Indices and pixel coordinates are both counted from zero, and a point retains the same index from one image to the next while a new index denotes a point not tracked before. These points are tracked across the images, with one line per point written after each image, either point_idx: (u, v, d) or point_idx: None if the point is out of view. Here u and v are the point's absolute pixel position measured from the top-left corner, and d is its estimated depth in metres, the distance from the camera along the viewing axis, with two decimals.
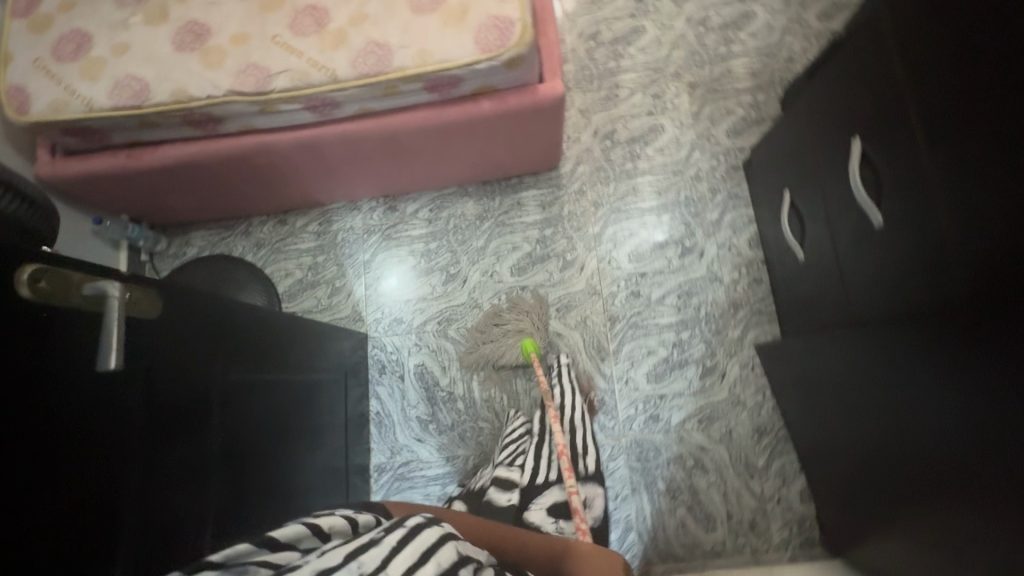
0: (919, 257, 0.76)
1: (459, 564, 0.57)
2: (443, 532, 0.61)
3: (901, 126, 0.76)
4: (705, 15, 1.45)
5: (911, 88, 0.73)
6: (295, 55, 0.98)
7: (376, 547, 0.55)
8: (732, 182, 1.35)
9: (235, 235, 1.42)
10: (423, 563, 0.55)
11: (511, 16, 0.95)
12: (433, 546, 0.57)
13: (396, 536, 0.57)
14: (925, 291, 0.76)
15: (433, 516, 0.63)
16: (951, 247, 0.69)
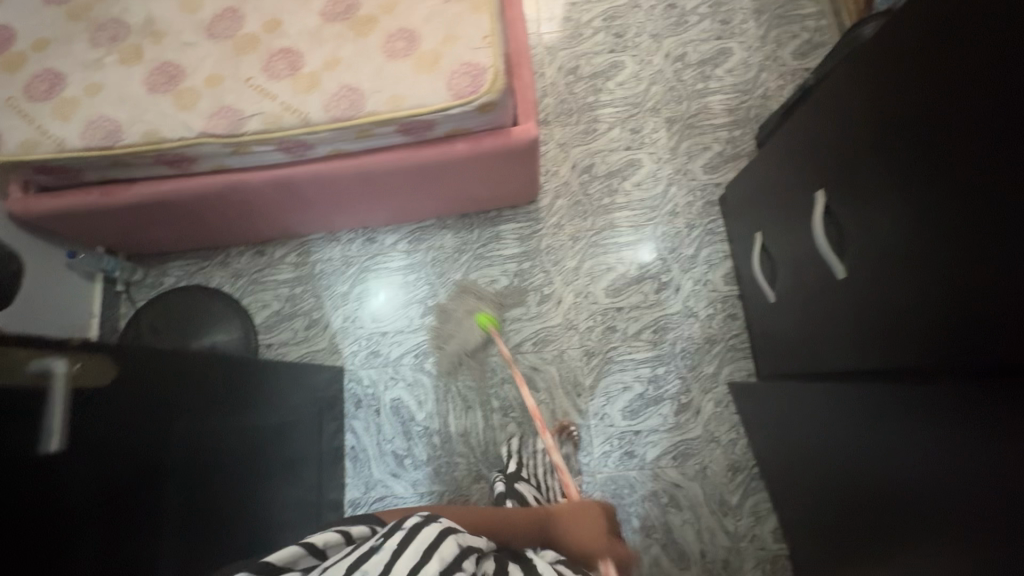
0: (900, 298, 0.74)
1: (461, 557, 0.62)
2: (443, 527, 0.64)
3: (894, 149, 0.71)
4: (683, 51, 1.47)
5: (903, 110, 0.68)
6: (268, 99, 0.98)
7: (377, 555, 0.59)
8: (708, 218, 1.36)
9: (212, 265, 1.42)
10: (427, 561, 0.59)
11: (483, 63, 0.96)
12: (437, 542, 0.61)
13: (396, 539, 0.61)
14: (906, 331, 0.74)
15: (432, 512, 0.66)
16: (949, 278, 0.65)
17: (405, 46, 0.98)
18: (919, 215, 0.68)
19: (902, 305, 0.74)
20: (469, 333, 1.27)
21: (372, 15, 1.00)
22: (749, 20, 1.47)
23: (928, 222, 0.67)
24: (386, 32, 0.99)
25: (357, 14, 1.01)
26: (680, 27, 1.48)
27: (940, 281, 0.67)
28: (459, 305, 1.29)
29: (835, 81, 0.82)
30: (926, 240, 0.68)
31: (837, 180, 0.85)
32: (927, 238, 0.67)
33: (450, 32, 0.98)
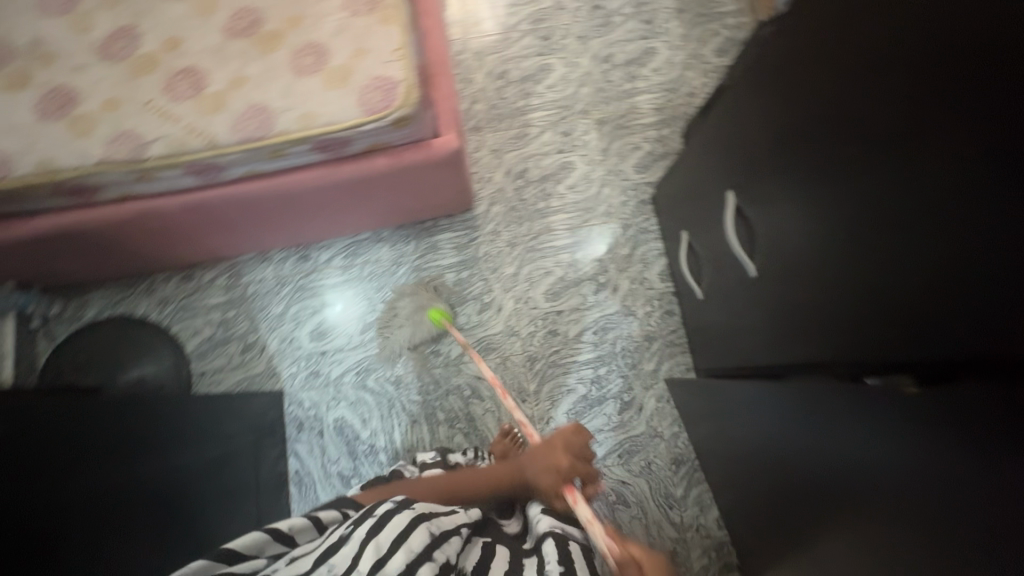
0: (862, 295, 0.65)
1: (432, 546, 0.71)
2: (415, 515, 0.73)
3: (846, 129, 0.62)
4: (610, 52, 1.48)
5: (862, 86, 0.59)
6: (172, 122, 0.94)
7: (346, 546, 0.69)
8: (642, 217, 1.38)
9: (137, 293, 1.36)
10: (394, 552, 0.68)
11: (394, 77, 0.94)
12: (408, 530, 0.71)
13: (365, 529, 0.70)
14: (869, 332, 0.65)
15: (406, 498, 0.76)
16: (914, 275, 0.56)
17: (314, 61, 0.95)
18: (879, 199, 0.59)
19: (863, 304, 0.65)
20: (421, 328, 1.31)
21: (278, 30, 0.97)
22: (671, 19, 1.50)
23: (892, 205, 0.57)
24: (294, 47, 0.96)
25: (262, 29, 0.97)
26: (605, 28, 1.49)
27: (909, 273, 0.57)
28: (408, 304, 1.32)
29: (745, 80, 0.83)
30: (889, 226, 0.58)
31: (765, 173, 0.81)
32: (890, 225, 0.58)
33: (360, 47, 0.96)
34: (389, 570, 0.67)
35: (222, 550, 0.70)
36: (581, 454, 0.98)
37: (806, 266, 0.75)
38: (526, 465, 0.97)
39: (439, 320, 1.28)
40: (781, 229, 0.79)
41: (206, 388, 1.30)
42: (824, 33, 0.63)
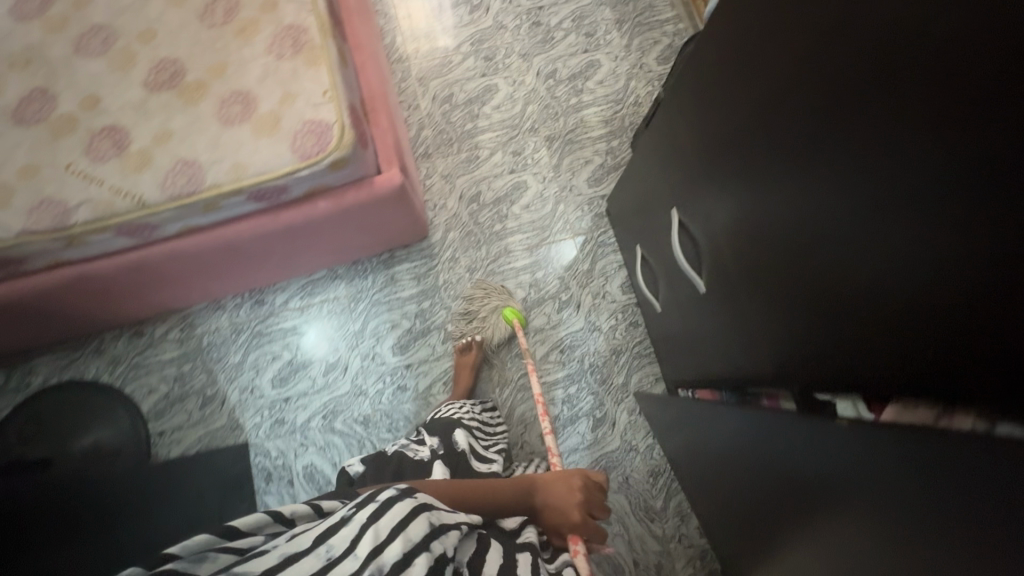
0: (828, 299, 0.57)
1: (431, 537, 0.58)
2: (417, 503, 0.60)
3: (790, 133, 0.56)
4: (553, 68, 1.48)
5: (806, 85, 0.52)
6: (95, 184, 0.90)
7: (346, 528, 0.58)
8: (600, 230, 1.38)
9: (86, 355, 1.30)
10: (392, 539, 0.56)
11: (327, 119, 0.92)
12: (408, 516, 0.58)
13: (367, 512, 0.58)
14: (838, 338, 0.58)
15: (410, 484, 0.63)
16: (882, 288, 0.50)
17: (241, 110, 0.93)
18: (838, 190, 0.51)
19: (829, 308, 0.58)
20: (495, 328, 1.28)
21: (201, 80, 0.94)
22: (611, 30, 1.51)
23: (853, 196, 0.50)
24: (219, 97, 0.93)
25: (185, 80, 0.94)
26: (547, 44, 1.49)
27: (882, 270, 0.49)
28: (482, 305, 1.29)
29: (675, 99, 0.82)
30: (854, 218, 0.50)
31: (705, 184, 0.78)
32: (853, 219, 0.51)
33: (287, 91, 0.93)
34: (385, 558, 0.54)
35: (227, 526, 0.57)
36: (599, 510, 0.87)
37: (761, 270, 0.68)
38: (542, 486, 0.85)
39: (512, 321, 1.26)
40: (722, 244, 0.77)
41: (166, 447, 1.25)
42: (756, 18, 0.57)
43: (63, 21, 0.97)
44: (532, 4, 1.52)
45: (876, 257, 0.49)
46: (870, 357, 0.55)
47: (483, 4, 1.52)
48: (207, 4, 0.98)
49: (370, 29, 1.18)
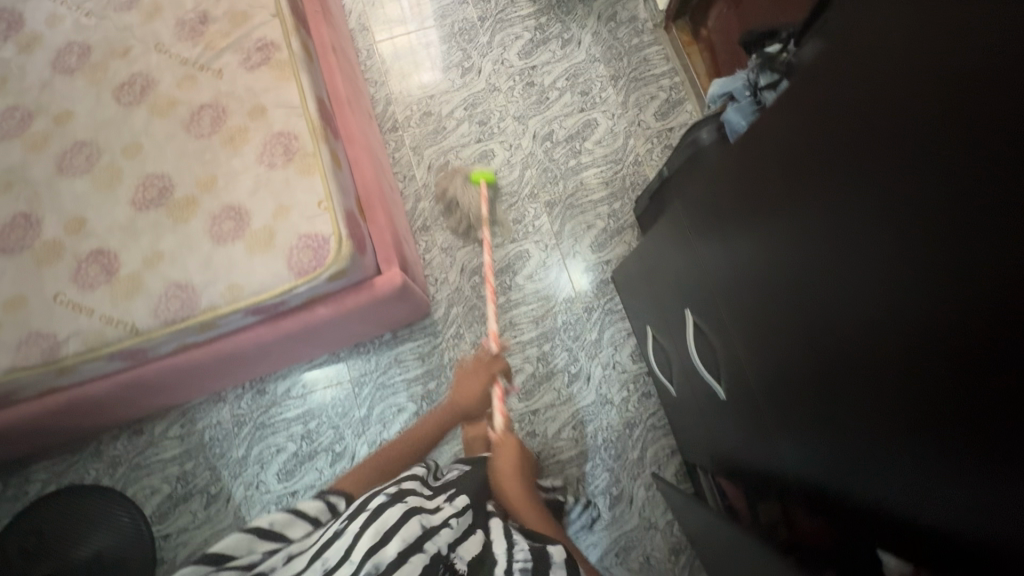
0: (822, 342, 0.52)
1: (424, 537, 0.65)
2: (406, 508, 0.68)
3: (782, 176, 0.52)
4: (550, 129, 1.45)
5: (797, 127, 0.48)
6: (85, 314, 0.86)
7: (340, 540, 0.63)
8: (606, 297, 1.34)
9: (86, 456, 1.26)
10: (388, 540, 0.62)
11: (323, 232, 0.89)
12: (400, 520, 0.65)
13: (359, 522, 0.65)
14: (831, 389, 0.53)
15: (398, 492, 0.72)
16: (875, 339, 0.45)
17: (234, 227, 0.89)
18: (830, 230, 0.47)
19: (818, 356, 0.53)
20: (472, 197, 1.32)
21: (191, 195, 0.91)
22: (606, 87, 1.48)
23: (843, 234, 0.45)
24: (210, 213, 0.90)
25: (173, 196, 0.91)
26: (542, 105, 1.46)
27: (876, 311, 0.44)
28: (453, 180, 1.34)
29: (688, 217, 0.79)
30: (845, 259, 0.46)
31: (718, 305, 0.75)
32: (844, 259, 0.46)
33: (281, 203, 0.90)
34: (382, 556, 0.61)
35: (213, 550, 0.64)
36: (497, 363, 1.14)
37: (758, 314, 0.63)
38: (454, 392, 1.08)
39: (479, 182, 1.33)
40: (740, 359, 0.72)
41: (172, 552, 1.20)
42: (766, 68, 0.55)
43: (44, 140, 0.93)
44: (524, 63, 1.49)
45: (866, 301, 0.45)
46: (862, 413, 0.49)
47: (474, 65, 1.49)
48: (193, 112, 0.95)
49: (353, 95, 1.13)
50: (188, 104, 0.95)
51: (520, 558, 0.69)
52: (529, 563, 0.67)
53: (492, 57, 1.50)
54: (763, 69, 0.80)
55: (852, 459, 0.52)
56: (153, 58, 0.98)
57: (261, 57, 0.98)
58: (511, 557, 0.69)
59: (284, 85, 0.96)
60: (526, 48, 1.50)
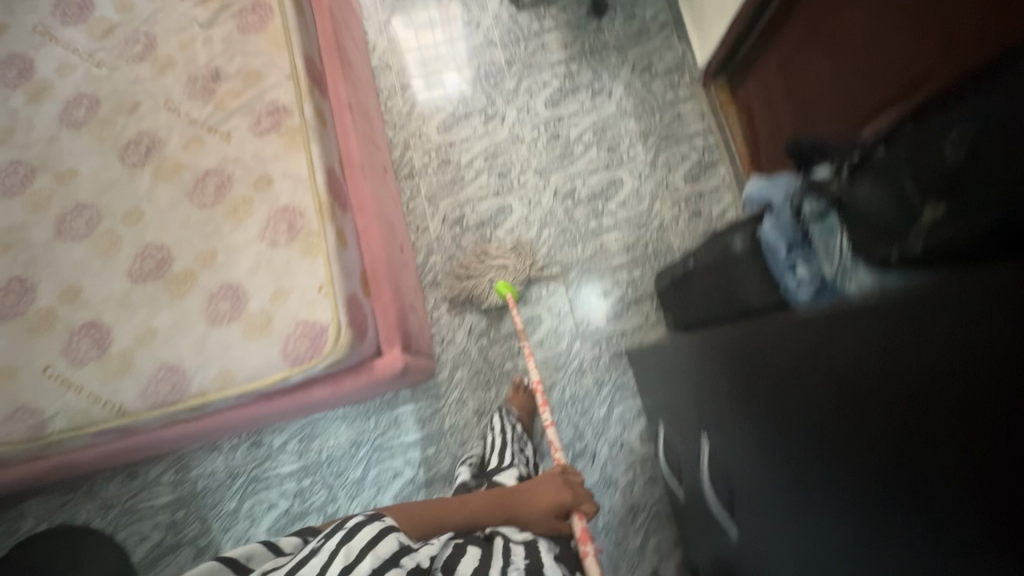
0: (814, 398, 0.50)
1: (401, 553, 0.61)
2: (383, 525, 0.64)
3: None
4: (572, 186, 1.38)
5: None
6: (74, 391, 0.83)
7: (316, 557, 0.60)
8: (618, 372, 1.29)
9: (79, 496, 1.25)
10: (363, 556, 0.59)
11: (322, 320, 0.84)
12: (377, 536, 0.62)
13: (336, 539, 0.62)
14: (818, 472, 0.50)
15: (376, 512, 0.68)
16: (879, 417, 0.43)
17: (230, 307, 0.85)
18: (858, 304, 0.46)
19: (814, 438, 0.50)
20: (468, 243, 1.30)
21: (189, 270, 0.87)
22: (635, 144, 1.40)
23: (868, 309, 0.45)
24: (207, 291, 0.86)
25: (171, 270, 0.87)
26: (566, 159, 1.40)
27: (875, 387, 0.43)
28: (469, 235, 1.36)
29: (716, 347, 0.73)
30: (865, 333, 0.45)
31: (723, 423, 0.71)
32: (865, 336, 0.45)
33: (280, 286, 0.86)
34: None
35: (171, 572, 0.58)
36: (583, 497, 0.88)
37: (755, 379, 0.62)
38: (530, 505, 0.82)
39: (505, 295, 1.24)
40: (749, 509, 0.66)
41: None
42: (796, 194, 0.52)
43: (46, 199, 0.90)
44: (550, 113, 1.42)
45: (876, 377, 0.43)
46: (843, 484, 0.47)
47: (498, 113, 1.43)
48: (197, 179, 0.91)
49: (368, 155, 1.09)
50: (193, 169, 0.91)
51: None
52: None
53: (517, 104, 1.43)
54: (809, 193, 0.73)
55: (833, 533, 0.48)
56: (162, 116, 0.94)
57: (272, 122, 0.93)
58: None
59: (293, 154, 0.91)
60: (553, 97, 1.43)
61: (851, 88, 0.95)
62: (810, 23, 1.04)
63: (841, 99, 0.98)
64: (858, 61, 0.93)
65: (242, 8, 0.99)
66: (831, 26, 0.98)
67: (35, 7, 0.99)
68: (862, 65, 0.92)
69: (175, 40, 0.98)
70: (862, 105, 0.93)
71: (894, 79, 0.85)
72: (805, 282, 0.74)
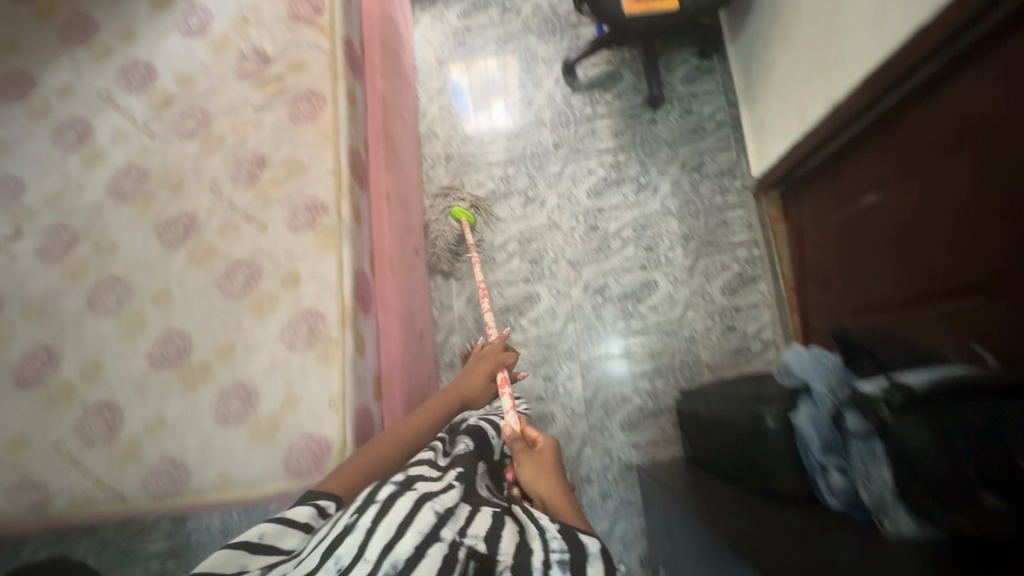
0: None
1: (439, 525, 0.62)
2: (417, 495, 0.65)
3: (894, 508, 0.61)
4: (604, 282, 1.34)
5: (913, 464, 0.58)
6: (80, 471, 0.84)
7: (350, 536, 0.61)
8: (626, 485, 1.24)
9: (78, 533, 1.26)
10: (402, 535, 0.60)
11: (328, 435, 0.83)
12: (411, 511, 0.62)
13: (369, 517, 0.62)
14: None
15: (408, 478, 0.68)
16: None
17: (240, 408, 0.85)
18: None
19: None
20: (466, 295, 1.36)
21: (206, 362, 0.87)
22: (675, 247, 1.35)
23: None
24: (220, 386, 0.86)
25: (189, 359, 0.87)
26: (601, 254, 1.36)
27: None
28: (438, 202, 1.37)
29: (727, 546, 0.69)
30: None
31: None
32: None
33: (292, 392, 0.85)
34: (395, 556, 0.59)
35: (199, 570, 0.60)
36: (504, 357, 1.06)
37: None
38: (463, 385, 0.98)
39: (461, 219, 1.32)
40: None
41: None
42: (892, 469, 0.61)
43: (83, 269, 0.92)
44: (591, 203, 1.39)
45: None
46: None
47: (538, 196, 1.40)
48: (228, 268, 0.91)
49: (398, 246, 1.08)
50: (225, 257, 0.92)
51: (557, 549, 0.61)
52: (566, 555, 0.61)
53: (559, 190, 1.40)
54: (857, 407, 0.66)
55: None
56: (204, 196, 0.95)
57: (309, 217, 0.92)
58: (547, 547, 0.61)
59: (324, 254, 0.90)
60: (596, 186, 1.40)
61: (913, 252, 0.90)
62: (876, 169, 0.99)
63: (902, 259, 0.92)
64: (924, 228, 0.87)
65: (297, 95, 0.99)
66: (901, 185, 0.92)
67: (102, 73, 1.02)
68: (928, 234, 0.86)
69: (227, 120, 0.99)
70: (923, 275, 0.88)
71: (965, 265, 0.80)
72: (839, 491, 0.69)
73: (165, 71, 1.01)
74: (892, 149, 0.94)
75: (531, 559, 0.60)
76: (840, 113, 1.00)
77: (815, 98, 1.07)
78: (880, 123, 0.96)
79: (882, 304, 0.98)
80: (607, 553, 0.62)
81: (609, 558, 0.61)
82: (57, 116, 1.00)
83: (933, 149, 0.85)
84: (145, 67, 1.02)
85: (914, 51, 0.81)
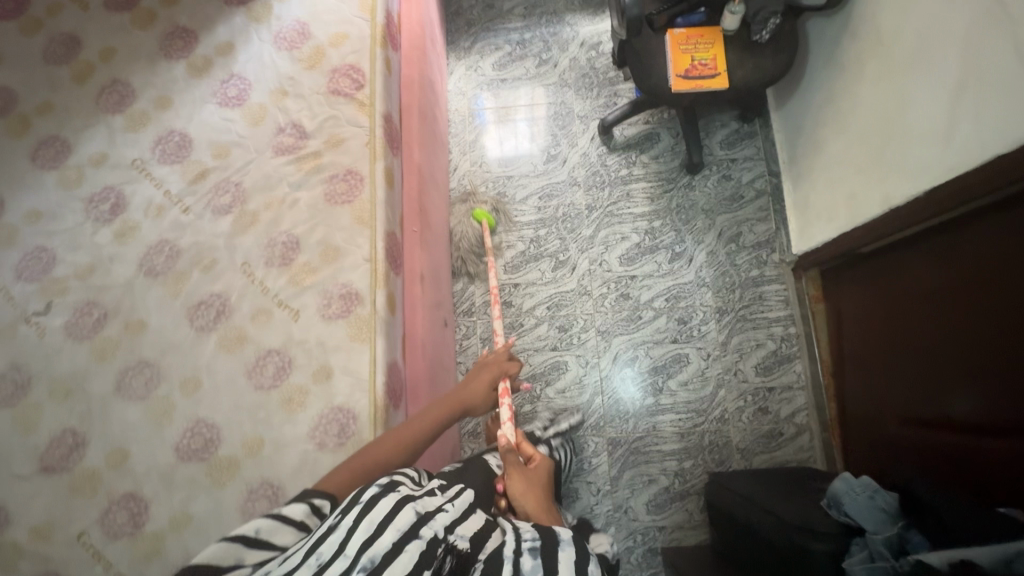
0: None
1: (418, 524, 0.59)
2: (399, 496, 0.61)
3: None
4: (634, 354, 1.31)
5: None
6: (102, 566, 0.82)
7: (334, 533, 0.57)
8: (650, 569, 1.21)
9: None
10: (382, 530, 0.57)
11: None
12: (392, 509, 0.59)
13: (354, 515, 0.58)
14: None
15: (390, 478, 0.64)
16: None
17: (268, 507, 0.82)
18: None
19: None
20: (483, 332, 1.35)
21: (234, 457, 0.85)
22: (708, 321, 1.32)
23: None
24: (248, 484, 0.84)
25: (217, 454, 0.85)
26: (632, 323, 1.32)
27: None
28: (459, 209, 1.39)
29: None
30: None
31: None
32: None
33: None
34: (376, 550, 0.55)
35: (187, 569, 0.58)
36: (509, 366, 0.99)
37: None
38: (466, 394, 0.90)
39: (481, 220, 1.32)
40: None
41: None
42: None
43: (112, 349, 0.91)
44: (623, 270, 1.35)
45: None
46: None
47: (569, 260, 1.37)
48: (259, 356, 0.89)
49: (427, 324, 1.06)
50: (256, 344, 0.89)
51: (529, 538, 0.63)
52: (537, 542, 0.62)
53: (590, 254, 1.37)
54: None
55: None
56: (236, 276, 0.93)
57: (342, 306, 0.90)
58: (519, 536, 0.63)
59: (357, 347, 0.88)
60: (629, 253, 1.36)
61: (975, 375, 0.85)
62: (934, 276, 0.93)
63: (961, 379, 0.87)
64: (991, 354, 0.82)
65: (334, 173, 0.96)
66: (963, 300, 0.87)
67: (136, 141, 1.00)
68: (994, 361, 0.82)
69: (262, 197, 0.96)
70: (986, 402, 0.83)
71: None
72: None
73: (200, 142, 0.99)
74: (949, 260, 0.90)
75: (503, 549, 0.61)
76: (897, 216, 0.96)
77: (870, 193, 1.03)
78: (938, 231, 0.92)
79: (934, 419, 0.93)
80: (578, 538, 0.64)
81: (580, 543, 0.63)
82: (90, 186, 0.99)
83: (1003, 274, 0.80)
84: (180, 136, 1.00)
85: (989, 177, 0.77)
